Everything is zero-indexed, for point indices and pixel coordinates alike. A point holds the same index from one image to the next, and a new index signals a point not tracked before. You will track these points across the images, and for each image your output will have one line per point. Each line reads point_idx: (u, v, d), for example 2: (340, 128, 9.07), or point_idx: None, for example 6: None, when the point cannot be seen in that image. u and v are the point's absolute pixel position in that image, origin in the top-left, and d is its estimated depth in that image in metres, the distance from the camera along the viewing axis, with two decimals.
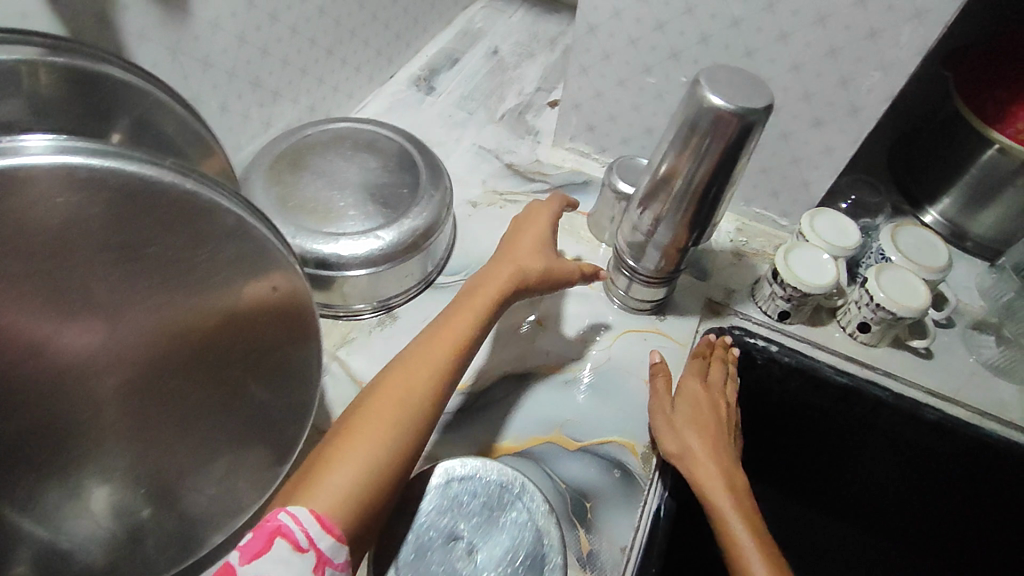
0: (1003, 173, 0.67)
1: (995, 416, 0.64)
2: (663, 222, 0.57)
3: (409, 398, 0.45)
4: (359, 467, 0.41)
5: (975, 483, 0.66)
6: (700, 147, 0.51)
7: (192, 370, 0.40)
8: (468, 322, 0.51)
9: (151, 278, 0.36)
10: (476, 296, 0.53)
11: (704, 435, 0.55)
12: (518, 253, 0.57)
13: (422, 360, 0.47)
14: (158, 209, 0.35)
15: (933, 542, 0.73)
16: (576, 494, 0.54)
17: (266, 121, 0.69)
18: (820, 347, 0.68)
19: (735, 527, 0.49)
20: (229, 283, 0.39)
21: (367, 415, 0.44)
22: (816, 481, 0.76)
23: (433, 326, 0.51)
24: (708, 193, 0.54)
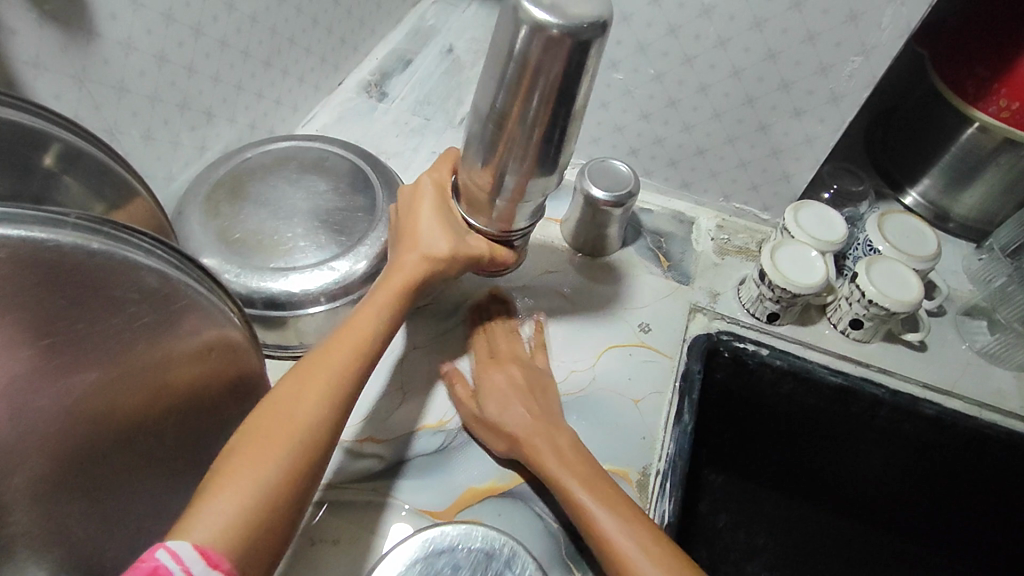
0: (984, 152, 0.71)
1: (993, 406, 0.64)
2: (505, 171, 0.47)
3: (287, 429, 0.40)
4: (244, 499, 0.37)
5: (978, 474, 0.66)
6: (533, 83, 0.42)
7: (124, 444, 0.38)
8: (349, 349, 0.46)
9: (82, 360, 0.34)
10: (381, 295, 0.49)
11: (557, 453, 0.50)
12: (426, 239, 0.52)
13: (290, 399, 0.42)
14: (87, 280, 0.33)
15: (936, 532, 0.72)
16: (570, 533, 0.52)
17: (200, 145, 0.64)
18: (813, 348, 0.66)
19: (599, 516, 0.46)
20: (165, 348, 0.38)
21: (246, 446, 0.39)
22: (814, 477, 0.74)
23: (312, 353, 0.46)
24: (551, 137, 0.45)
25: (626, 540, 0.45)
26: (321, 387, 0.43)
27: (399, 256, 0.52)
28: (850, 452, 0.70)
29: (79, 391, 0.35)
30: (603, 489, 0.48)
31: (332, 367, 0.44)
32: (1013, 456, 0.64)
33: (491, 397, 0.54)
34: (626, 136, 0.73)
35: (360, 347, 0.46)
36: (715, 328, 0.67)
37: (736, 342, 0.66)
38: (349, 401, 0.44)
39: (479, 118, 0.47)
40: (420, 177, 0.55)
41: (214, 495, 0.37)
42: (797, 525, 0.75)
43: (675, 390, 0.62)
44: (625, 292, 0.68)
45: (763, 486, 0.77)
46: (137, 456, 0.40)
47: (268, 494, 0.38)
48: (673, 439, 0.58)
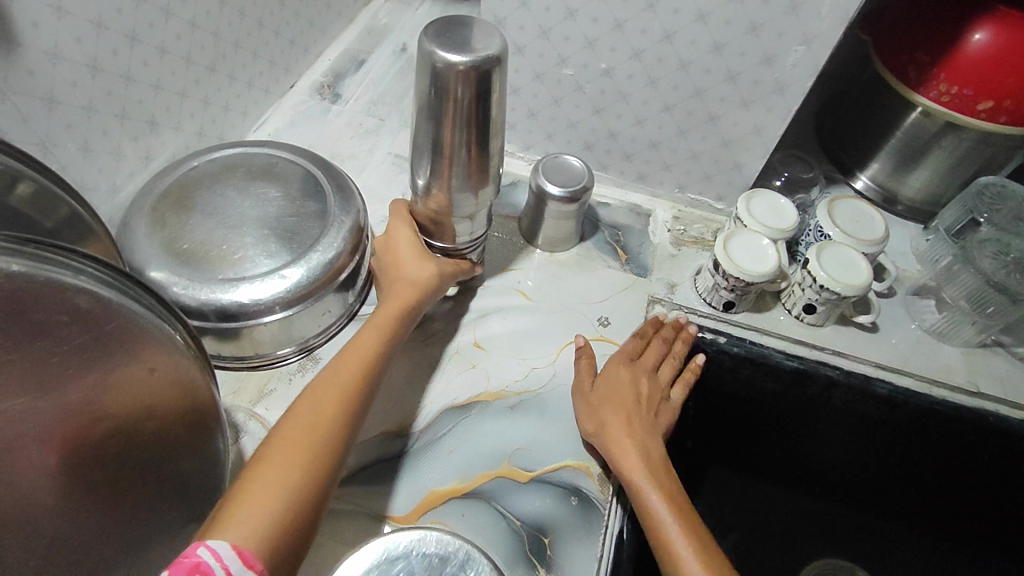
0: (928, 136, 0.73)
1: (942, 381, 0.66)
2: (457, 190, 0.56)
3: (313, 441, 0.43)
4: (272, 507, 0.39)
5: (929, 448, 0.68)
6: (455, 109, 0.50)
7: (77, 481, 0.37)
8: (356, 366, 0.49)
9: (17, 387, 0.34)
10: (376, 321, 0.54)
11: (618, 411, 0.55)
12: (407, 269, 0.58)
13: (310, 413, 0.44)
14: (18, 305, 0.33)
15: (891, 505, 0.74)
16: (533, 529, 0.52)
17: (144, 155, 0.63)
18: (769, 333, 0.68)
19: (657, 507, 0.48)
20: (105, 375, 0.37)
21: (275, 451, 0.42)
22: (776, 459, 0.76)
23: (323, 373, 0.48)
24: (481, 149, 0.53)
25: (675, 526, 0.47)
26: (335, 399, 0.46)
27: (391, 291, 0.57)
28: (809, 433, 0.72)
29: (15, 418, 0.34)
30: (652, 462, 0.52)
31: (337, 381, 0.47)
32: (961, 428, 0.66)
33: (604, 392, 0.57)
34: (580, 131, 0.73)
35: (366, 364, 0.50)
36: (674, 319, 0.68)
37: (693, 331, 0.67)
38: (358, 414, 0.47)
39: (417, 131, 0.54)
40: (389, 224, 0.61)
41: (246, 498, 0.39)
42: (764, 506, 0.77)
43: None
44: (584, 286, 0.68)
45: (728, 469, 0.78)
46: (93, 494, 0.38)
47: (298, 498, 0.40)
48: None
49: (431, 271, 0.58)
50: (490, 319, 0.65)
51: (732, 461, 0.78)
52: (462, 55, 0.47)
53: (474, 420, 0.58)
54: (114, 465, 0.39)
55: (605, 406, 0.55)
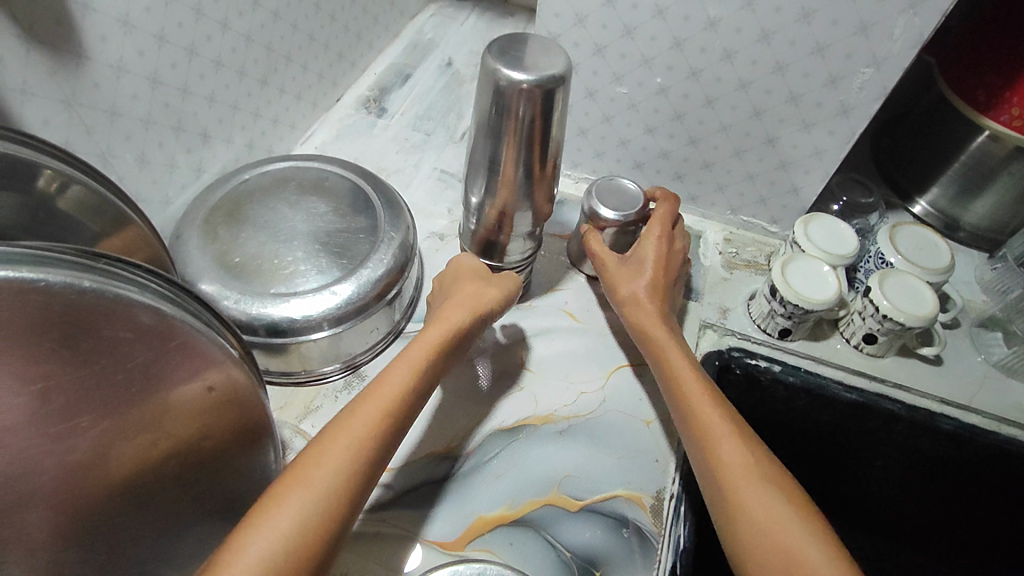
0: (995, 161, 0.70)
1: (1011, 420, 0.63)
2: (511, 208, 0.55)
3: (313, 490, 0.38)
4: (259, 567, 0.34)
5: (997, 492, 0.64)
6: (516, 128, 0.49)
7: (134, 499, 0.37)
8: (377, 406, 0.43)
9: (87, 406, 0.33)
10: (406, 355, 0.47)
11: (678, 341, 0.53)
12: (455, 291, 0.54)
13: (318, 457, 0.39)
14: (90, 324, 0.32)
15: (953, 551, 0.70)
16: (583, 562, 0.50)
17: (197, 167, 0.63)
18: (826, 363, 0.65)
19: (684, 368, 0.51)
20: (167, 394, 0.37)
21: (272, 501, 0.37)
22: (829, 495, 0.73)
23: (347, 407, 0.43)
24: (538, 168, 0.52)
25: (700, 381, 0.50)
26: (337, 453, 0.40)
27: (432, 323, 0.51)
28: (866, 470, 0.69)
29: (85, 438, 0.34)
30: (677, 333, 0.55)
31: (354, 426, 0.41)
32: None
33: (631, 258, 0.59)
34: (630, 150, 0.72)
35: (390, 405, 0.44)
36: (726, 345, 0.65)
37: (747, 358, 0.65)
38: (376, 462, 0.41)
39: (475, 150, 0.53)
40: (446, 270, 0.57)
41: (229, 561, 0.34)
42: None
43: None
44: None
45: None
46: (147, 513, 0.38)
47: (288, 565, 0.35)
48: None
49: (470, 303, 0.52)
50: (538, 340, 0.63)
51: None
52: (528, 73, 0.46)
53: (521, 444, 0.56)
54: (168, 483, 0.38)
55: (664, 332, 0.54)
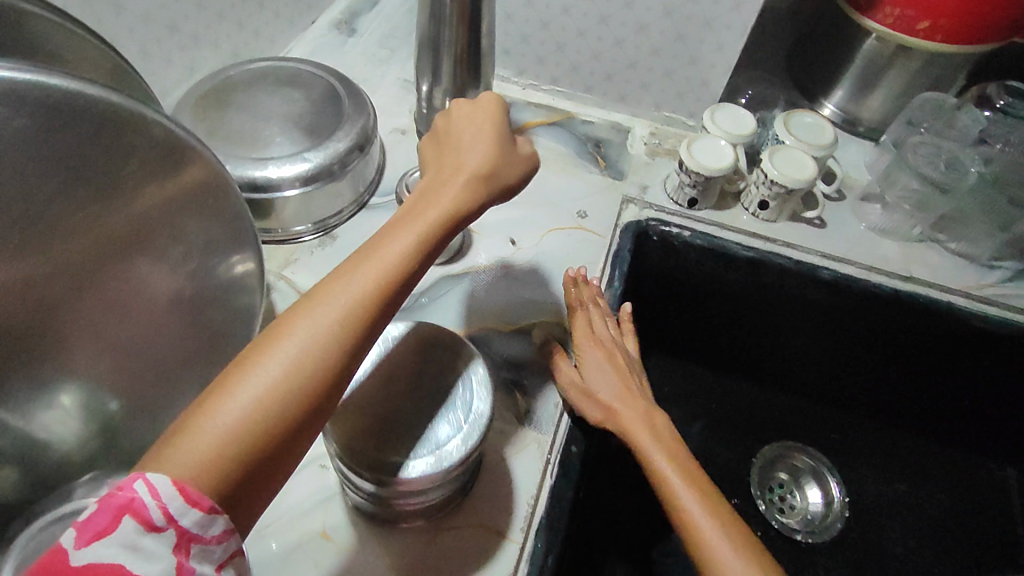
0: (881, 59, 0.81)
1: (880, 269, 0.76)
2: (451, 86, 0.66)
3: (300, 363, 0.35)
4: (235, 440, 0.32)
5: (869, 334, 0.79)
6: (451, 10, 0.60)
7: (161, 283, 0.49)
8: (374, 274, 0.39)
9: (129, 202, 0.45)
10: (406, 223, 0.42)
11: (655, 436, 0.56)
12: (464, 154, 0.46)
13: (308, 323, 0.36)
14: (128, 135, 0.44)
15: (835, 390, 0.87)
16: (514, 366, 0.63)
17: (189, 66, 0.73)
18: (728, 228, 0.77)
19: (664, 468, 0.53)
20: (181, 199, 0.49)
21: (249, 364, 0.35)
22: (741, 355, 0.88)
23: (341, 267, 0.40)
24: (473, 48, 0.63)
25: (688, 497, 0.50)
26: (323, 324, 0.37)
27: (436, 182, 0.45)
28: (769, 330, 0.83)
29: (130, 229, 0.46)
30: (663, 435, 0.56)
31: (347, 293, 0.38)
32: (895, 311, 0.75)
33: (592, 360, 0.61)
34: (567, 54, 0.83)
35: (390, 273, 0.40)
36: (644, 216, 0.77)
37: (661, 226, 0.77)
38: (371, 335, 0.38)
39: (422, 37, 0.64)
40: (455, 110, 0.49)
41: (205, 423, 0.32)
42: (729, 399, 0.90)
43: (605, 262, 0.73)
44: (565, 186, 0.78)
45: (699, 366, 0.90)
46: (170, 295, 0.51)
47: (261, 437, 0.33)
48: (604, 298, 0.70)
49: (465, 174, 0.45)
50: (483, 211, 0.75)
51: (703, 360, 0.90)
52: None
53: (466, 286, 0.68)
54: (163, 276, 0.49)
55: (631, 418, 0.57)
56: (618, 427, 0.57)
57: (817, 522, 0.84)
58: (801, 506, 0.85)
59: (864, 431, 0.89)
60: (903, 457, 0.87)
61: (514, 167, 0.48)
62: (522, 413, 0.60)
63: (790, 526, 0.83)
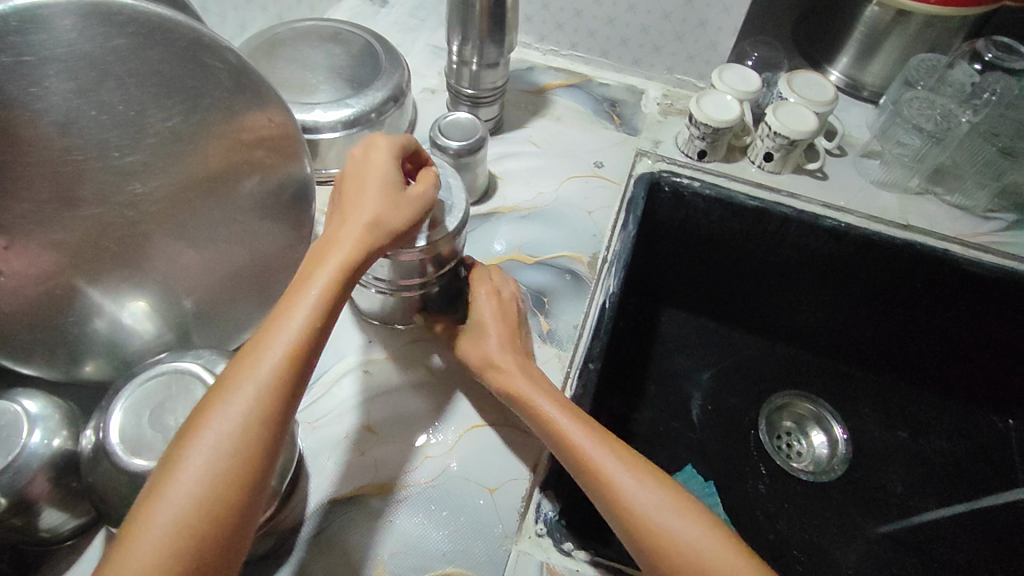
0: (882, 25, 0.86)
1: (879, 218, 0.80)
2: (480, 40, 0.72)
3: (221, 449, 0.36)
4: (173, 540, 0.34)
5: (870, 282, 0.82)
6: None
7: (224, 208, 0.54)
8: (279, 344, 0.40)
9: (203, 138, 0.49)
10: (303, 286, 0.43)
11: (563, 411, 0.51)
12: (362, 206, 0.47)
13: (219, 405, 0.37)
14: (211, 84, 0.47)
15: (839, 342, 0.91)
16: (536, 291, 0.68)
17: (240, 25, 0.80)
18: (736, 179, 0.82)
19: (580, 441, 0.48)
20: (249, 136, 0.52)
21: (169, 463, 0.36)
22: (748, 307, 0.92)
23: (243, 349, 0.41)
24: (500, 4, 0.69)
25: (605, 459, 0.46)
26: (242, 398, 0.38)
27: (331, 236, 0.46)
28: (775, 280, 0.87)
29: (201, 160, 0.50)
30: (568, 407, 0.52)
31: (256, 369, 0.39)
32: (894, 257, 0.79)
33: (477, 328, 0.60)
34: (585, 20, 0.88)
35: (296, 340, 0.40)
36: (657, 169, 0.82)
37: (673, 178, 0.81)
38: (291, 402, 0.40)
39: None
40: (352, 160, 0.51)
41: (138, 534, 0.34)
42: (738, 351, 0.92)
43: (621, 207, 0.77)
44: (584, 140, 0.84)
45: (711, 321, 0.94)
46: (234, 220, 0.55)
47: (199, 526, 0.35)
48: (621, 237, 0.73)
49: (365, 221, 0.46)
50: (508, 161, 0.81)
51: (714, 313, 0.93)
52: None
53: (492, 224, 0.74)
54: (228, 203, 0.54)
55: (548, 407, 0.51)
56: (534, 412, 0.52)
57: (823, 464, 0.85)
58: (807, 451, 0.86)
59: (867, 383, 0.91)
60: (907, 408, 0.89)
61: (412, 207, 0.50)
62: (543, 332, 0.65)
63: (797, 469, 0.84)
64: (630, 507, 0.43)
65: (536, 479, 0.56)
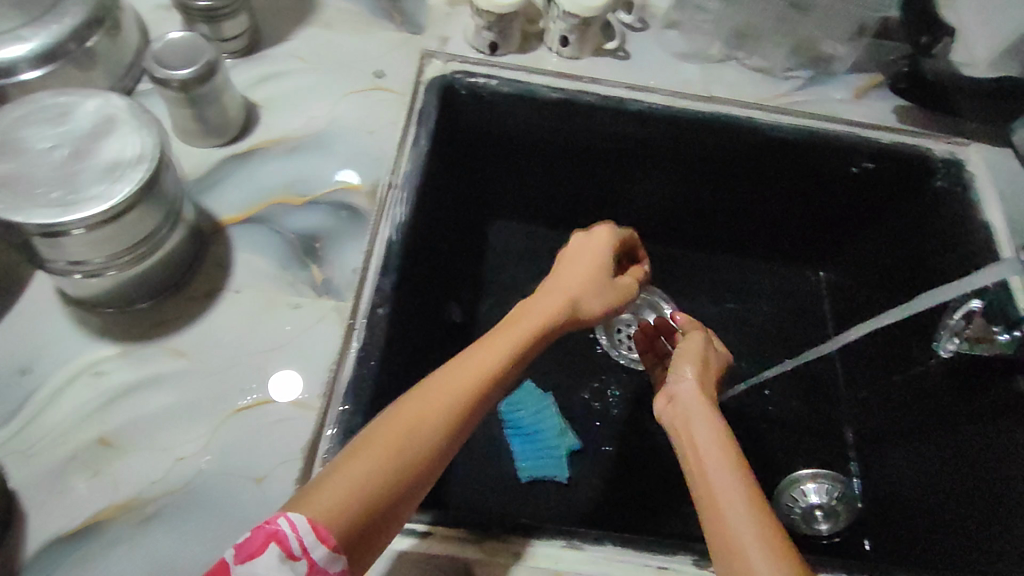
0: None
1: (685, 93, 0.76)
2: None
3: (407, 436, 0.39)
4: (354, 490, 0.36)
5: (688, 159, 0.79)
6: None
7: None
8: (490, 359, 0.45)
9: None
10: (512, 328, 0.48)
11: (697, 400, 0.50)
12: (568, 279, 0.54)
13: (422, 406, 0.41)
14: None
15: (668, 226, 0.90)
16: (306, 237, 0.59)
17: None
18: (535, 71, 0.75)
19: (697, 427, 0.47)
20: None
21: (361, 449, 0.38)
22: (576, 207, 0.89)
23: (458, 354, 0.45)
24: None
25: (706, 458, 0.44)
26: (450, 399, 0.41)
27: (545, 294, 0.53)
28: (595, 177, 0.84)
29: None
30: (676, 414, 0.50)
31: (465, 371, 0.43)
32: (705, 133, 0.76)
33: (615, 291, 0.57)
34: None
35: (490, 369, 0.44)
36: (448, 71, 0.73)
37: (467, 79, 0.73)
38: (463, 430, 0.42)
39: None
40: (593, 239, 0.58)
41: (326, 481, 0.36)
42: (570, 246, 0.93)
43: (407, 121, 0.68)
44: (359, 47, 0.72)
45: (540, 225, 0.92)
46: None
47: (376, 498, 0.36)
48: (410, 157, 0.66)
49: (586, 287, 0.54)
50: (268, 82, 0.68)
51: (542, 217, 0.91)
52: None
53: (252, 162, 0.62)
54: None
55: (665, 411, 0.52)
56: (661, 407, 0.52)
57: None
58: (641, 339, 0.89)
59: (699, 263, 0.94)
60: (734, 281, 0.94)
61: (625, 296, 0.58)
62: (317, 284, 0.56)
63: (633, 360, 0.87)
64: (709, 483, 0.42)
65: (319, 449, 0.50)
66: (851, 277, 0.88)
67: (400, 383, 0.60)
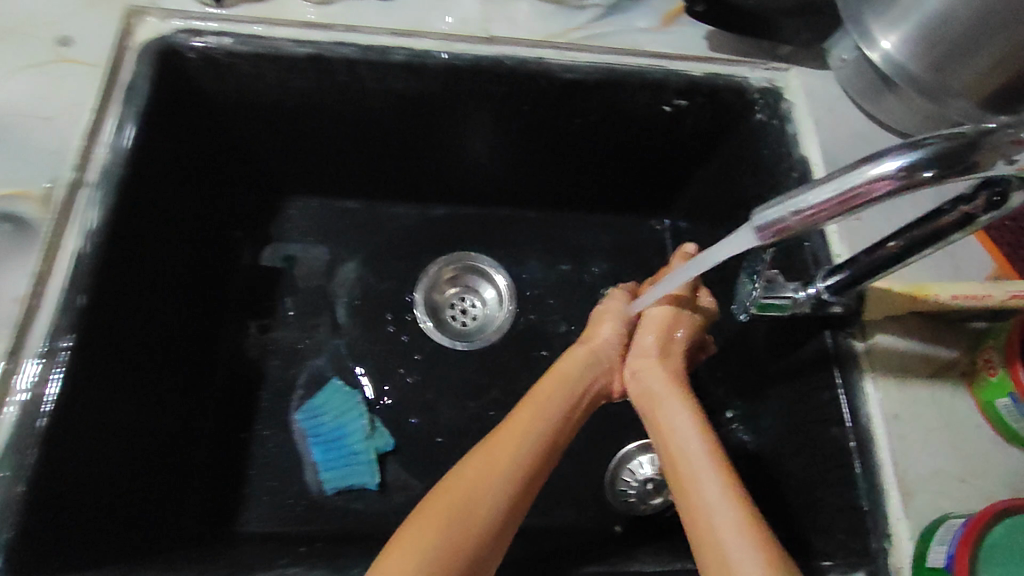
0: None
1: (460, 36, 0.65)
2: None
3: (467, 517, 0.48)
4: (435, 558, 0.46)
5: (479, 115, 0.71)
6: None
7: None
8: (526, 432, 0.55)
9: None
10: (545, 396, 0.59)
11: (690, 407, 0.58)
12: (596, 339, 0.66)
13: (450, 497, 0.49)
14: None
15: (486, 187, 0.84)
16: None
17: None
18: (277, 23, 0.63)
19: (685, 446, 0.55)
20: None
21: (437, 503, 0.49)
22: (380, 176, 0.81)
23: (499, 427, 0.56)
24: None
25: (693, 445, 0.54)
26: (504, 471, 0.52)
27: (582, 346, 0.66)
28: (388, 144, 0.76)
29: None
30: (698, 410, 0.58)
31: (519, 452, 0.53)
32: (490, 85, 0.67)
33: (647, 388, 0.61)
34: None
35: (524, 427, 0.55)
36: (169, 30, 0.61)
37: (193, 39, 0.61)
38: (518, 487, 0.52)
39: None
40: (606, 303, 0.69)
41: (394, 553, 0.47)
42: (391, 219, 0.86)
43: (108, 99, 0.58)
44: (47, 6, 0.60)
45: (354, 202, 0.85)
46: None
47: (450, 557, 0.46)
48: (109, 148, 0.56)
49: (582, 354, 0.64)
50: None
51: (351, 191, 0.84)
52: None
53: None
54: None
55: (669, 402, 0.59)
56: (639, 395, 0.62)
57: (479, 318, 0.85)
58: (464, 308, 0.85)
59: (530, 222, 0.89)
60: (569, 237, 0.88)
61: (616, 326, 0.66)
62: None
63: (451, 331, 0.83)
64: (694, 495, 0.50)
65: None
66: (687, 220, 0.85)
67: (93, 432, 0.55)
